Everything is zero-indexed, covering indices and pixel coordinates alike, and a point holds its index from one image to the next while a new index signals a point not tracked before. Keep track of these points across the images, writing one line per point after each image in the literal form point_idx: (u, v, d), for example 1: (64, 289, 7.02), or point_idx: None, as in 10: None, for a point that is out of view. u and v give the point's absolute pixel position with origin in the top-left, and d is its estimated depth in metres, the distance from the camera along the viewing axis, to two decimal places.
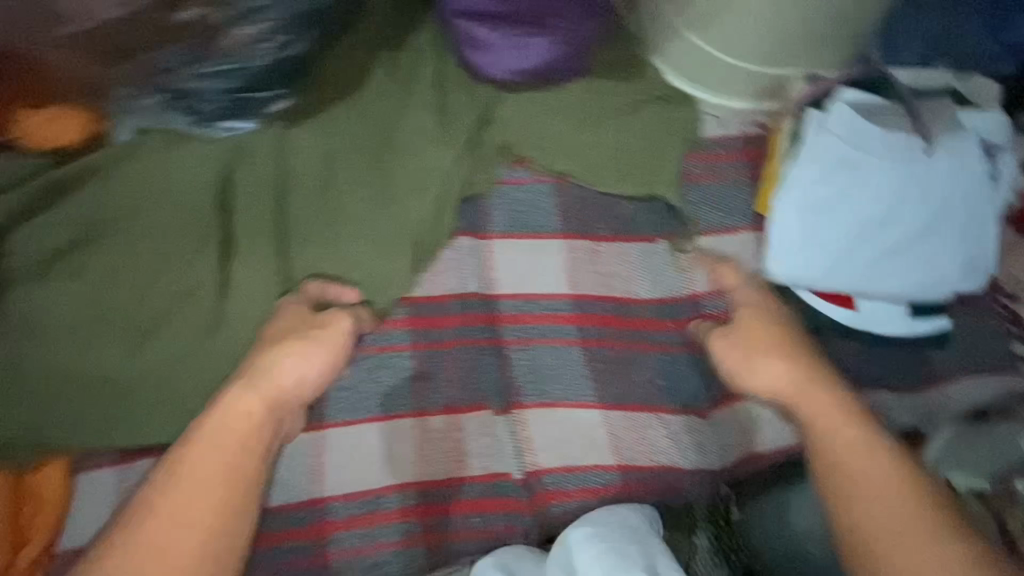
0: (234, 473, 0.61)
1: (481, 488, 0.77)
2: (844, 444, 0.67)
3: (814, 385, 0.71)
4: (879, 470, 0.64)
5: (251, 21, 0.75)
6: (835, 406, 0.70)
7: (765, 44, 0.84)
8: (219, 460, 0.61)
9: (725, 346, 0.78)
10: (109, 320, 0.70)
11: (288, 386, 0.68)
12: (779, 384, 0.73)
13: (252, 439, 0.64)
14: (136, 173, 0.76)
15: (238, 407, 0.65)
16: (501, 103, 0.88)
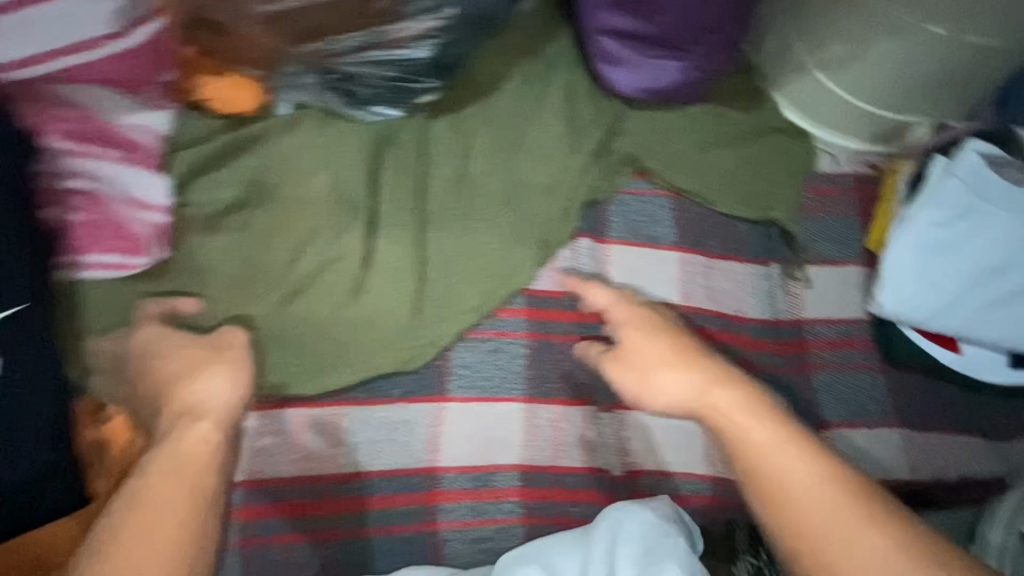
0: (183, 486, 0.55)
1: (581, 479, 0.80)
2: (756, 445, 0.63)
3: (706, 385, 0.68)
4: (799, 475, 0.61)
5: (421, 20, 0.79)
6: (731, 401, 0.66)
7: (894, 91, 0.88)
8: (174, 477, 0.55)
9: (618, 369, 0.75)
10: (265, 275, 0.74)
11: (209, 410, 0.61)
12: (672, 391, 0.70)
13: (199, 456, 0.57)
14: (295, 143, 0.81)
15: (179, 435, 0.58)
16: (628, 118, 0.93)
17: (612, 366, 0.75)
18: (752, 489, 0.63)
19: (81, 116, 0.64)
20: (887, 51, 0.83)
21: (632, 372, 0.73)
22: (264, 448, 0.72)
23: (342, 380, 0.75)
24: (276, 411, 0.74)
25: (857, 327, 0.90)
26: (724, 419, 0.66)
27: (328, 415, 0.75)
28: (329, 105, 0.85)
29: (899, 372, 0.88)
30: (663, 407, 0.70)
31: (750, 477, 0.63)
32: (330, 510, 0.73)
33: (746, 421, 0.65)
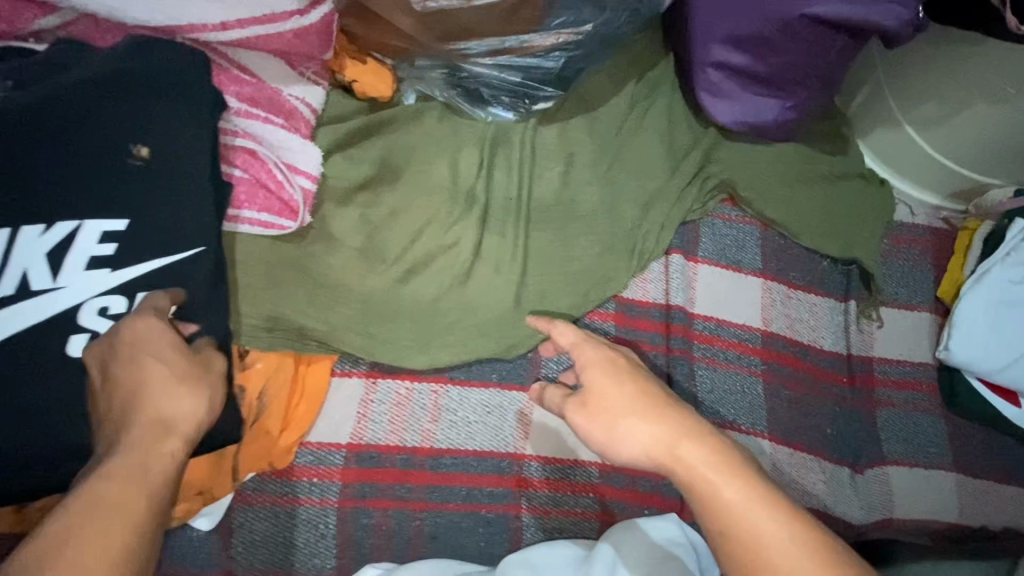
0: (129, 520, 0.44)
1: (654, 484, 0.81)
2: (729, 511, 0.50)
3: (673, 439, 0.54)
4: (797, 559, 0.48)
5: (552, 35, 0.83)
6: (698, 456, 0.53)
7: (979, 153, 0.93)
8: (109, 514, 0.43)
9: (585, 417, 0.58)
10: (385, 251, 0.78)
11: (176, 426, 0.50)
12: (637, 445, 0.55)
13: (137, 484, 0.45)
14: (423, 131, 0.86)
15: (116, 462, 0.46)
16: (722, 146, 0.98)
17: (579, 416, 0.59)
18: (731, 569, 0.50)
19: (255, 82, 0.70)
20: (978, 115, 0.89)
21: (601, 427, 0.57)
22: (368, 414, 0.76)
23: (442, 359, 0.78)
24: (386, 380, 0.78)
25: (921, 370, 0.94)
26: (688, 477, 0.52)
27: (430, 389, 0.79)
28: (452, 100, 0.91)
29: (957, 418, 0.92)
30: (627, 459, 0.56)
31: (731, 554, 0.50)
32: (419, 481, 0.75)
33: (717, 481, 0.51)
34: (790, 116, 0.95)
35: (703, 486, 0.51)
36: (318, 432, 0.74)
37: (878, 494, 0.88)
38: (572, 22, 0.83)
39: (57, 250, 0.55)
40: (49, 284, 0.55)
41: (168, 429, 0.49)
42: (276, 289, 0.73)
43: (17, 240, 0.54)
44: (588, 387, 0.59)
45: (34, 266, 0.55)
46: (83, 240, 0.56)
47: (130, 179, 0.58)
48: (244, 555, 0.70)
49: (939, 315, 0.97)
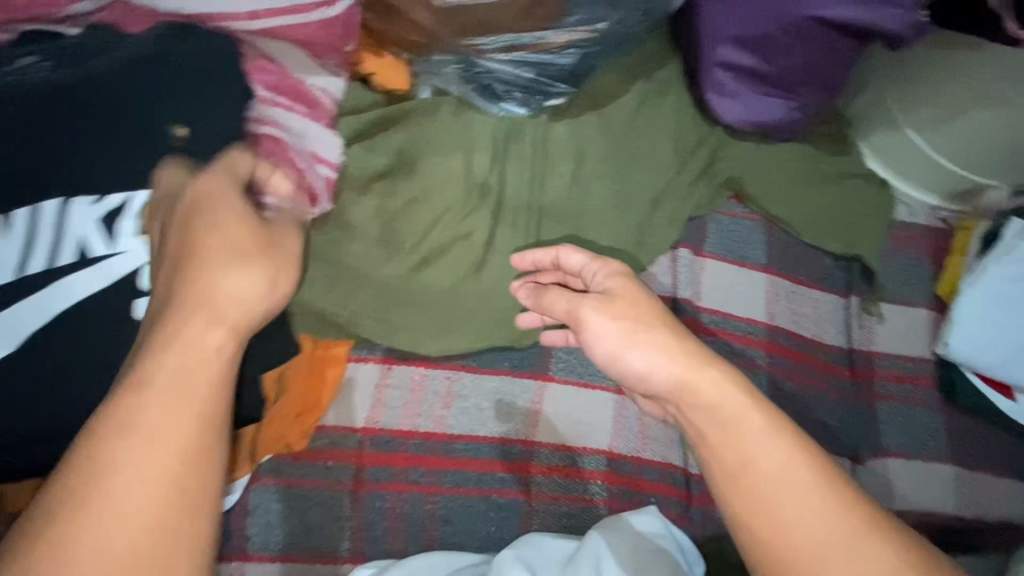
0: (198, 410, 0.43)
1: (660, 473, 0.83)
2: (736, 434, 0.52)
3: (697, 368, 0.56)
4: (790, 485, 0.49)
5: (565, 30, 0.88)
6: (715, 382, 0.55)
7: (977, 154, 0.96)
8: (169, 404, 0.42)
9: (609, 314, 0.61)
10: (400, 240, 0.80)
11: (230, 314, 0.47)
12: (660, 358, 0.57)
13: (202, 371, 0.44)
14: (435, 124, 0.86)
15: (183, 341, 0.44)
16: (729, 145, 0.99)
17: (593, 312, 0.62)
18: (725, 484, 0.52)
19: (279, 71, 0.72)
20: (975, 117, 0.91)
21: (628, 332, 0.59)
22: (383, 400, 0.78)
23: (456, 346, 0.80)
24: (401, 366, 0.80)
25: (920, 365, 0.97)
26: (703, 404, 0.55)
27: (444, 376, 0.80)
28: (466, 95, 0.91)
29: (956, 411, 0.95)
30: (643, 373, 0.59)
31: (728, 475, 0.52)
32: (432, 466, 0.76)
33: (733, 409, 0.53)
34: (795, 116, 0.97)
35: (722, 414, 0.53)
36: (334, 416, 0.76)
37: (879, 484, 0.90)
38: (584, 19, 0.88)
39: (108, 218, 0.58)
40: (105, 249, 0.59)
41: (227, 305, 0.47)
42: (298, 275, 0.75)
43: (68, 209, 0.57)
44: (615, 299, 0.62)
45: (89, 234, 0.58)
46: (134, 206, 0.59)
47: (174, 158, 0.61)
48: (259, 537, 0.71)
49: (937, 311, 0.99)
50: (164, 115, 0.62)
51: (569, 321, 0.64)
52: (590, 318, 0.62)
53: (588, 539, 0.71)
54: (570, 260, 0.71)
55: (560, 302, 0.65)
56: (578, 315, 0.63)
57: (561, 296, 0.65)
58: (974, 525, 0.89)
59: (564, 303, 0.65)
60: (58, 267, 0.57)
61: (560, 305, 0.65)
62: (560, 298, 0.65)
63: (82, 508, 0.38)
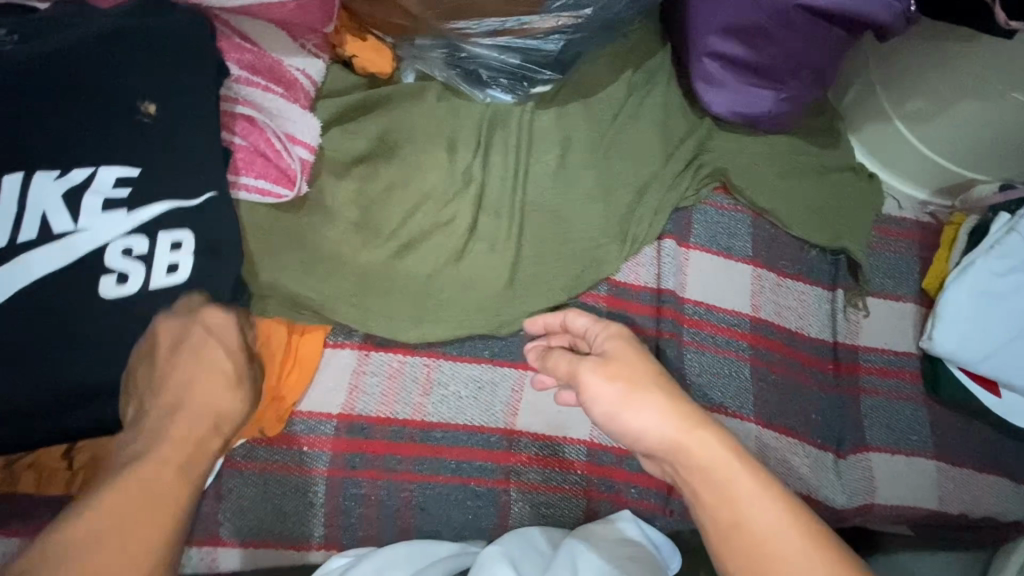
0: (179, 494, 0.50)
1: (641, 463, 0.82)
2: (729, 500, 0.51)
3: (692, 432, 0.53)
4: (784, 546, 0.49)
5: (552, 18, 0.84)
6: (704, 440, 0.53)
7: (966, 147, 0.95)
8: (147, 491, 0.48)
9: (608, 378, 0.57)
10: (380, 225, 0.79)
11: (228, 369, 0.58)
12: (655, 423, 0.54)
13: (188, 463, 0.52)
14: (421, 110, 0.87)
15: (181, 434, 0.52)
16: (716, 136, 0.99)
17: (596, 379, 0.57)
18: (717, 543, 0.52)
19: (256, 51, 0.71)
20: (966, 110, 0.91)
21: (626, 398, 0.55)
22: (360, 385, 0.77)
23: (435, 334, 0.79)
24: (379, 352, 0.78)
25: (905, 360, 0.96)
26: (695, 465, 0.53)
27: (423, 362, 0.79)
28: (452, 81, 0.93)
29: (940, 406, 0.94)
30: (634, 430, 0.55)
31: (723, 534, 0.51)
32: (409, 453, 0.76)
33: (722, 469, 0.52)
34: (783, 108, 0.96)
35: (717, 478, 0.52)
36: (309, 401, 0.75)
37: (859, 479, 0.90)
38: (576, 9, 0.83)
39: (73, 191, 0.59)
40: (68, 226, 0.59)
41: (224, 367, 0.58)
42: (275, 257, 0.74)
43: (31, 182, 0.59)
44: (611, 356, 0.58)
45: (52, 207, 0.59)
46: (99, 182, 0.60)
47: (146, 136, 0.62)
48: (232, 521, 0.71)
49: (923, 305, 0.99)
50: (138, 95, 0.62)
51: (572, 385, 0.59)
52: (589, 389, 0.57)
53: (570, 541, 0.71)
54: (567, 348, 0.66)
55: (565, 366, 0.60)
56: (579, 380, 0.58)
57: (562, 359, 0.61)
58: (954, 521, 0.89)
59: (565, 367, 0.60)
60: (22, 242, 0.58)
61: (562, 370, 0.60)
62: (562, 364, 0.60)
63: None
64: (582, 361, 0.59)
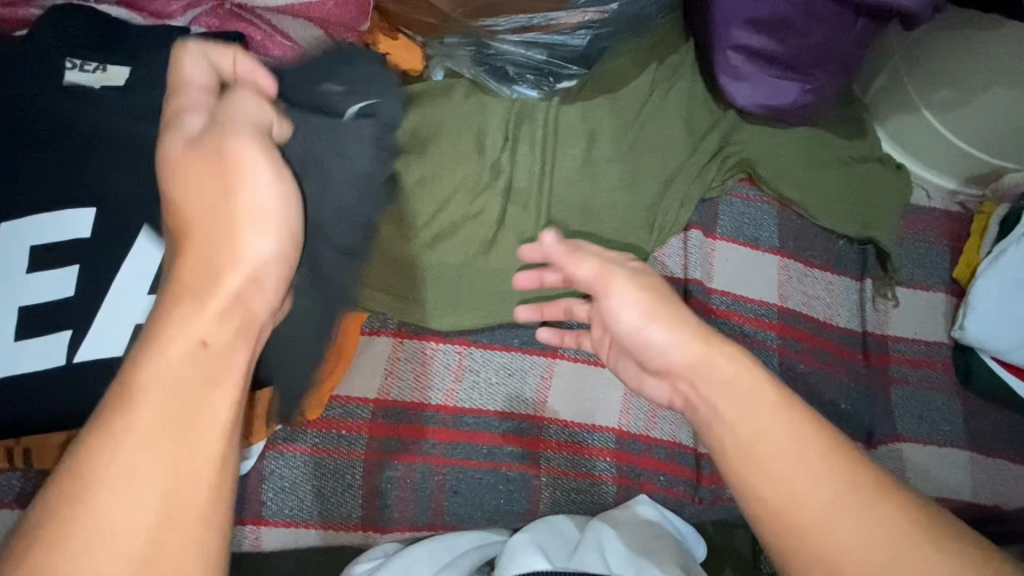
0: (195, 402, 0.41)
1: (669, 452, 0.84)
2: (742, 418, 0.51)
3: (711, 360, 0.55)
4: (797, 464, 0.47)
5: (575, 12, 0.87)
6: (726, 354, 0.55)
7: (996, 136, 0.94)
8: (156, 413, 0.40)
9: (633, 291, 0.62)
10: (413, 217, 0.82)
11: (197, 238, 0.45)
12: (673, 341, 0.58)
13: (197, 363, 0.42)
14: (452, 106, 0.89)
15: (169, 338, 0.42)
16: (740, 129, 1.01)
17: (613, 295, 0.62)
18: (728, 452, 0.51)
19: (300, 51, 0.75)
20: (994, 98, 0.90)
21: (649, 311, 0.60)
22: (395, 372, 0.79)
23: (468, 322, 0.81)
24: (413, 340, 0.81)
25: (936, 349, 0.95)
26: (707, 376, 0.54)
27: (455, 351, 0.81)
28: (479, 78, 0.94)
29: (972, 396, 0.93)
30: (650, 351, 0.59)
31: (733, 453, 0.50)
32: (443, 437, 0.77)
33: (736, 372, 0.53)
34: (807, 100, 0.97)
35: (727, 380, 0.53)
36: (346, 386, 0.78)
37: (890, 468, 0.89)
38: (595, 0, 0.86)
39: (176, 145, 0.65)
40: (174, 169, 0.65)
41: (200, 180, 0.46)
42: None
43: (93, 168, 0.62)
44: (645, 275, 0.64)
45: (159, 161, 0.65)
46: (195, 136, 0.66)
47: None
48: (274, 500, 0.74)
49: (954, 295, 0.98)
50: None
51: (593, 282, 0.63)
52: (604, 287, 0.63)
53: (594, 522, 0.73)
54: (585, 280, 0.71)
55: (582, 266, 0.64)
56: (602, 288, 0.63)
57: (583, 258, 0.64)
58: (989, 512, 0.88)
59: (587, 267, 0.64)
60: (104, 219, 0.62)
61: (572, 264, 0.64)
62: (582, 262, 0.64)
63: (78, 525, 0.37)
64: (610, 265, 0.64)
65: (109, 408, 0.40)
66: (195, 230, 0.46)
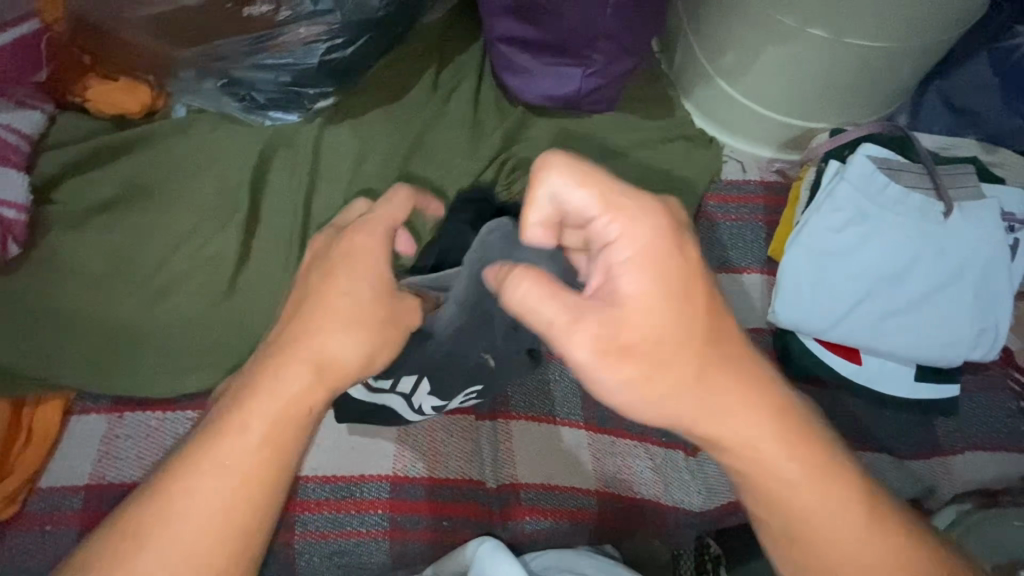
0: (263, 476, 0.45)
1: (455, 492, 0.76)
2: (785, 487, 0.47)
3: (710, 416, 0.46)
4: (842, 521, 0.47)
5: (315, 22, 0.76)
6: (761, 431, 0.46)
7: (796, 94, 0.86)
8: (234, 470, 0.45)
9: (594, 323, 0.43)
10: (133, 276, 0.75)
11: (325, 354, 0.49)
12: (653, 395, 0.45)
13: (289, 422, 0.47)
14: (181, 146, 0.81)
15: (277, 387, 0.47)
16: (532, 125, 0.94)
17: (527, 290, 0.43)
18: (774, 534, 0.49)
19: None
20: (777, 55, 0.82)
21: (609, 354, 0.43)
22: (112, 451, 0.73)
23: (204, 381, 0.74)
24: (133, 411, 0.75)
25: (757, 337, 0.87)
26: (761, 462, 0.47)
27: (186, 419, 0.74)
28: (227, 109, 0.85)
29: (800, 382, 0.85)
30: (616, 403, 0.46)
31: (765, 511, 0.48)
32: (303, 510, 0.73)
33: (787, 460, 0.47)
34: (594, 84, 0.89)
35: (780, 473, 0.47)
36: (51, 474, 0.71)
37: (714, 476, 0.81)
38: (333, 6, 0.75)
39: None
40: None
41: (366, 333, 0.50)
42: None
43: None
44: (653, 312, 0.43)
45: None
46: None
47: None
48: None
49: (772, 273, 0.90)
50: None
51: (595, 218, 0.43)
52: (554, 295, 0.43)
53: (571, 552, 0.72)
54: (684, 209, 0.48)
55: (581, 190, 0.42)
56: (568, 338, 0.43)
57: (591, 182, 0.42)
58: None
59: (550, 206, 0.44)
60: None
61: (557, 194, 0.43)
62: (583, 186, 0.42)
63: (148, 523, 0.44)
64: (613, 191, 0.43)
65: (194, 449, 0.46)
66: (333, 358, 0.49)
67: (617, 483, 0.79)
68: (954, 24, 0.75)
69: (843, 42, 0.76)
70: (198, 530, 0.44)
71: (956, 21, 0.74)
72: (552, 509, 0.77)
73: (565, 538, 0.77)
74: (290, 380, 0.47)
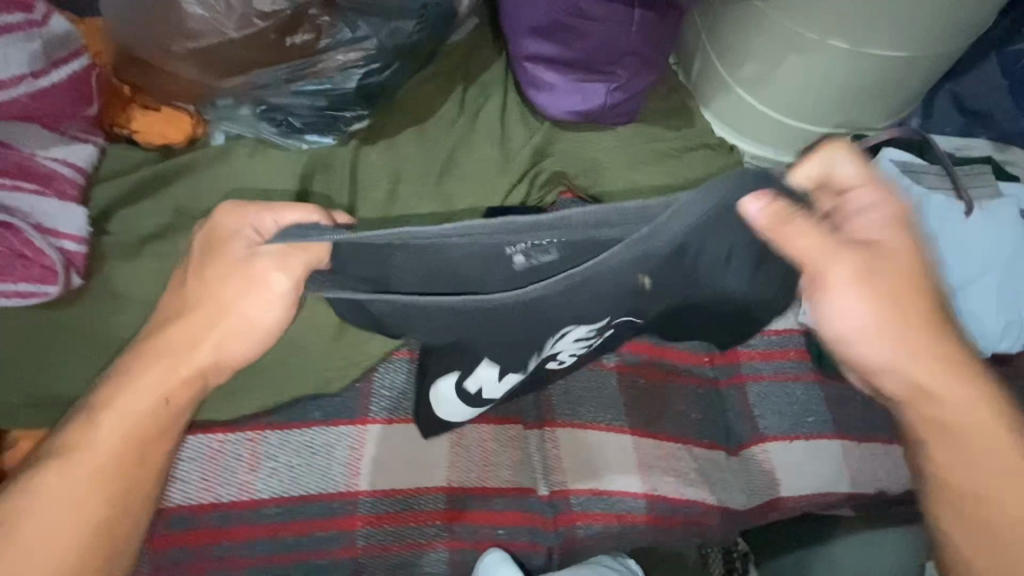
0: (119, 458, 0.57)
1: (509, 500, 0.78)
2: (953, 427, 0.57)
3: (911, 353, 0.55)
4: (997, 458, 0.57)
5: (355, 48, 0.79)
6: (954, 383, 0.57)
7: (815, 102, 0.89)
8: (90, 454, 0.56)
9: (848, 257, 0.52)
10: None
11: (187, 355, 0.58)
12: (867, 325, 0.54)
13: (148, 414, 0.58)
14: (226, 173, 0.83)
15: (138, 388, 0.58)
16: (560, 139, 0.96)
17: (800, 227, 0.48)
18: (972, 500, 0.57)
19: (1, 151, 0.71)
20: (796, 64, 0.85)
21: (859, 279, 0.53)
22: (174, 475, 0.74)
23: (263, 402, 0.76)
24: (194, 436, 0.76)
25: (790, 337, 0.90)
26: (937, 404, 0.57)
27: (245, 439, 0.76)
28: (263, 134, 0.86)
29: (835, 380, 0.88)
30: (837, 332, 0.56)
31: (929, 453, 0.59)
32: (357, 525, 0.75)
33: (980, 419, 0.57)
34: (618, 99, 0.92)
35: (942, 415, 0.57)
36: None
37: (757, 474, 0.84)
38: (370, 33, 0.78)
39: None
40: None
41: (222, 320, 0.58)
42: (38, 363, 0.72)
43: None
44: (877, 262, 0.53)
45: None
46: None
47: None
48: None
49: None
50: None
51: (854, 185, 0.55)
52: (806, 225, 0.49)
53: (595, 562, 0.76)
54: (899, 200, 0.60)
55: (853, 164, 0.54)
56: (824, 264, 0.51)
57: (857, 158, 0.54)
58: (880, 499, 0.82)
59: (820, 167, 0.53)
60: None
61: (832, 164, 0.54)
62: (855, 161, 0.54)
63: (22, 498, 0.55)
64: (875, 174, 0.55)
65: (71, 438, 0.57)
66: (193, 356, 0.58)
67: (665, 486, 0.81)
68: (964, 33, 0.79)
69: (860, 51, 0.80)
70: (71, 505, 0.55)
71: (967, 29, 0.78)
72: (602, 513, 0.79)
73: (617, 541, 0.79)
74: (162, 378, 0.58)
